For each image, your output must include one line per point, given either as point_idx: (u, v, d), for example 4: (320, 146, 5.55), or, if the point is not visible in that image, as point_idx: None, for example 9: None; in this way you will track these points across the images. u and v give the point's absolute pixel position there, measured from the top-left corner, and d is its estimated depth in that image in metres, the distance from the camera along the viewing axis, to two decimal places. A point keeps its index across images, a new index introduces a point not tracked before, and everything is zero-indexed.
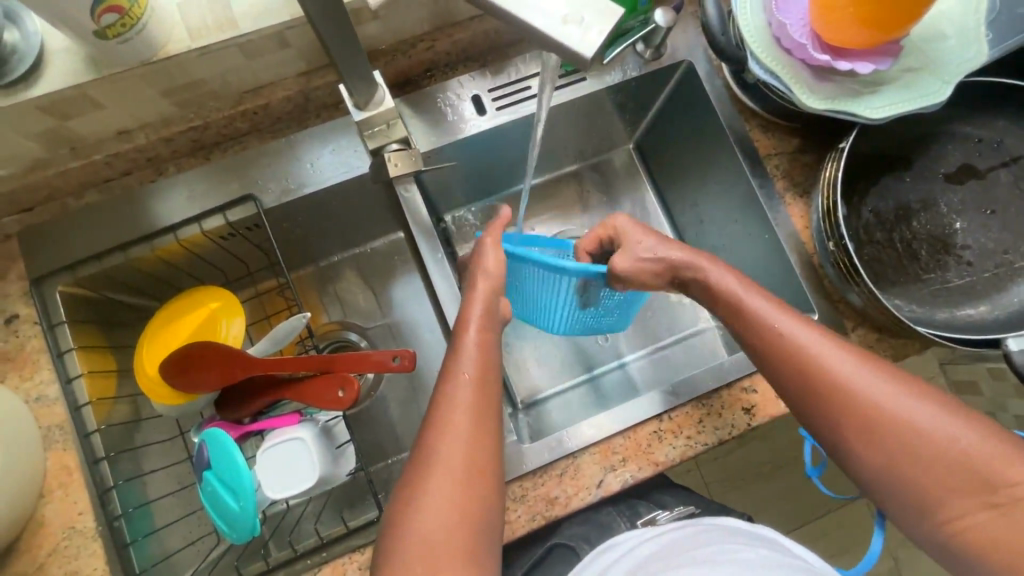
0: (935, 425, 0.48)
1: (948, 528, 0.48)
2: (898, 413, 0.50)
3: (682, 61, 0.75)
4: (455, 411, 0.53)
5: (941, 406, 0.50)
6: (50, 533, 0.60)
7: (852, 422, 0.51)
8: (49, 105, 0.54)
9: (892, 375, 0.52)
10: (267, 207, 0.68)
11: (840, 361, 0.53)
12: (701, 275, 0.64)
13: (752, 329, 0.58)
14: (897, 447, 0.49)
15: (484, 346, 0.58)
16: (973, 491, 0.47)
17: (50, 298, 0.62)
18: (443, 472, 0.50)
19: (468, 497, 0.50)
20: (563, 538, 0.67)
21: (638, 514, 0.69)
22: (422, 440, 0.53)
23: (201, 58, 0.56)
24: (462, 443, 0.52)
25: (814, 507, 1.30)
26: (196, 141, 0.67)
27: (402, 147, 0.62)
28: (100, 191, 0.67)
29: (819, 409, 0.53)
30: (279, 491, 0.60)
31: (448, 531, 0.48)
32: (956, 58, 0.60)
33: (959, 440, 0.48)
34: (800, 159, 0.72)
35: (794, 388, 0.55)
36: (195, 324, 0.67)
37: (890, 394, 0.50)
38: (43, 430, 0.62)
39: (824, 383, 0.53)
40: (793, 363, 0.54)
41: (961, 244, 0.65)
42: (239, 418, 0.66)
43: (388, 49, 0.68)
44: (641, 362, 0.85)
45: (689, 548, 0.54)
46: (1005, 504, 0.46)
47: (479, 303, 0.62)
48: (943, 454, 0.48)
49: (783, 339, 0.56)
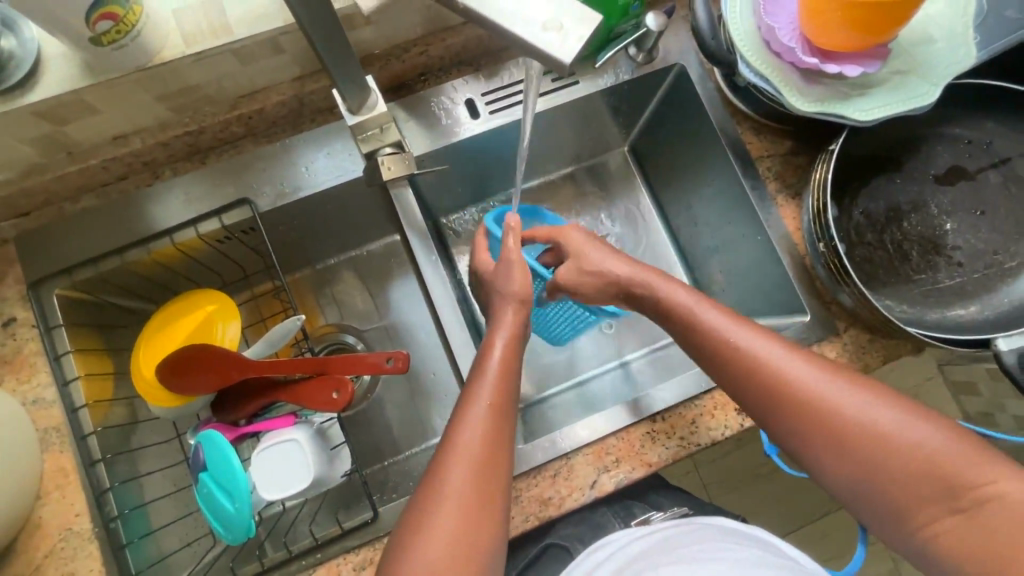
0: (894, 434, 0.49)
1: (919, 534, 0.48)
2: (858, 424, 0.50)
3: (674, 65, 0.75)
4: (471, 437, 0.54)
5: (900, 413, 0.50)
6: (47, 535, 0.61)
7: (814, 436, 0.51)
8: (46, 111, 0.55)
9: (848, 385, 0.52)
10: (262, 211, 0.68)
11: (798, 375, 0.53)
12: (654, 290, 0.64)
13: (708, 345, 0.58)
14: (859, 458, 0.50)
15: (504, 372, 0.59)
16: (938, 497, 0.47)
17: (48, 301, 0.63)
18: (451, 502, 0.51)
19: (473, 521, 0.50)
20: (557, 538, 0.69)
21: (632, 515, 0.70)
22: (434, 464, 0.53)
23: (196, 64, 0.57)
24: (473, 468, 0.52)
25: (812, 508, 1.30)
26: (192, 146, 0.68)
27: (395, 151, 0.63)
28: (97, 195, 0.68)
29: (783, 424, 0.53)
30: (274, 493, 0.61)
31: (451, 554, 0.49)
32: (944, 60, 0.60)
33: (919, 447, 0.48)
34: (792, 161, 0.73)
35: (756, 404, 0.55)
36: (190, 327, 0.67)
37: (849, 405, 0.51)
38: (40, 432, 0.62)
39: (784, 397, 0.53)
40: (752, 379, 0.55)
41: (951, 245, 0.65)
42: (235, 420, 0.67)
43: (382, 54, 0.68)
44: (635, 363, 0.86)
45: (679, 547, 0.54)
46: (970, 508, 0.46)
47: (505, 333, 0.63)
48: (906, 462, 0.48)
49: (740, 356, 0.56)
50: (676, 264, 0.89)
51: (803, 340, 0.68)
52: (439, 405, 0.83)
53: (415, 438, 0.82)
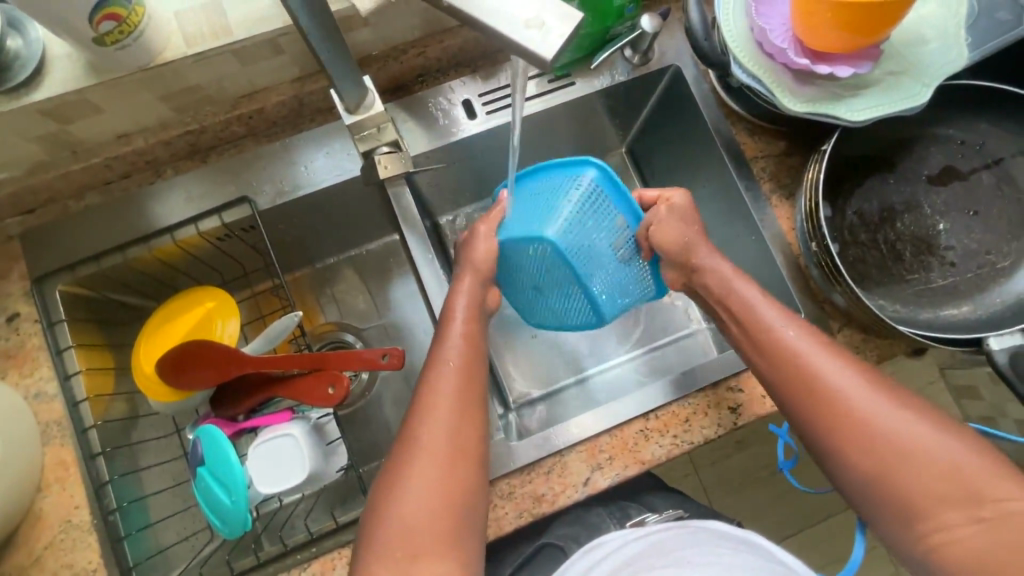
0: (920, 439, 0.49)
1: (933, 544, 0.48)
2: (893, 428, 0.50)
3: (670, 66, 0.76)
4: (440, 399, 0.55)
5: (928, 420, 0.50)
6: (48, 527, 0.61)
7: (842, 432, 0.52)
8: (51, 110, 0.56)
9: (881, 388, 0.52)
10: (262, 209, 0.69)
11: (834, 371, 0.53)
12: (700, 282, 0.64)
13: (754, 337, 0.58)
14: (889, 462, 0.50)
15: (469, 336, 0.60)
16: (961, 508, 0.48)
17: (50, 297, 0.64)
18: (423, 458, 0.52)
19: (451, 482, 0.51)
20: (552, 538, 0.66)
21: (628, 516, 0.68)
22: (406, 428, 0.54)
23: (197, 64, 0.58)
24: (445, 429, 0.53)
25: (812, 512, 1.29)
26: (193, 145, 0.69)
27: (392, 150, 0.64)
28: (100, 193, 0.69)
29: (816, 422, 0.53)
30: (270, 487, 0.62)
31: (429, 512, 0.50)
32: (936, 61, 0.61)
33: (950, 456, 0.49)
34: (786, 162, 0.73)
35: (788, 395, 0.55)
36: (190, 323, 0.68)
37: (890, 408, 0.51)
38: (42, 425, 0.63)
39: (826, 394, 0.53)
40: (789, 371, 0.55)
41: (944, 246, 0.65)
42: (234, 415, 0.68)
43: (380, 55, 0.69)
44: (633, 361, 0.86)
45: (674, 551, 0.55)
46: (992, 521, 0.47)
47: (470, 294, 0.63)
48: (928, 467, 0.49)
49: (779, 347, 0.56)
50: None
51: None
52: None
53: None
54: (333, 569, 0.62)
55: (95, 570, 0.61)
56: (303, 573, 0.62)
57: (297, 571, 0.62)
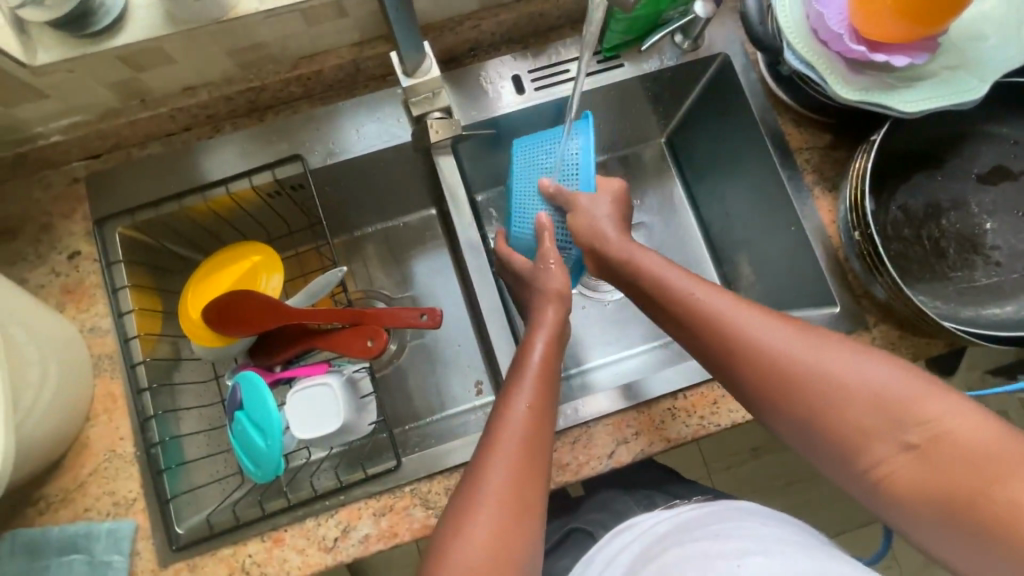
0: (846, 371, 0.48)
1: (874, 476, 0.47)
2: (804, 364, 0.50)
3: (718, 54, 0.76)
4: (506, 445, 0.54)
5: (853, 350, 0.49)
6: (93, 454, 0.64)
7: (762, 381, 0.51)
8: (128, 55, 0.59)
9: (797, 328, 0.52)
10: (312, 167, 0.72)
11: (747, 319, 0.53)
12: (614, 254, 0.65)
13: (661, 294, 0.60)
14: (806, 398, 0.49)
15: (543, 376, 0.60)
16: (890, 435, 0.46)
17: (110, 238, 0.67)
18: (489, 505, 0.50)
19: (512, 531, 0.50)
20: (580, 523, 0.72)
21: (654, 504, 0.72)
22: (475, 464, 0.54)
23: (266, 21, 0.61)
24: (508, 474, 0.52)
25: (828, 525, 1.28)
26: (252, 103, 0.71)
27: (444, 116, 0.66)
28: (162, 143, 0.72)
29: (734, 369, 0.53)
30: (304, 432, 0.64)
31: (486, 560, 0.48)
32: (996, 57, 0.60)
33: (866, 382, 0.48)
34: (830, 154, 0.73)
35: (707, 351, 0.55)
36: (237, 274, 0.71)
37: (799, 346, 0.50)
38: (93, 358, 0.67)
39: (732, 339, 0.53)
40: (703, 326, 0.55)
41: (990, 245, 0.65)
42: (271, 365, 0.71)
43: (437, 25, 0.71)
44: (603, 368, 0.86)
45: (703, 526, 0.55)
46: (923, 448, 0.45)
47: (545, 335, 0.63)
48: (854, 396, 0.48)
49: (692, 305, 0.56)
50: (706, 256, 0.90)
51: (830, 331, 0.68)
52: (463, 374, 0.85)
53: (437, 405, 0.84)
54: (360, 518, 0.64)
55: (135, 499, 0.63)
56: (332, 519, 0.64)
57: (324, 518, 0.64)
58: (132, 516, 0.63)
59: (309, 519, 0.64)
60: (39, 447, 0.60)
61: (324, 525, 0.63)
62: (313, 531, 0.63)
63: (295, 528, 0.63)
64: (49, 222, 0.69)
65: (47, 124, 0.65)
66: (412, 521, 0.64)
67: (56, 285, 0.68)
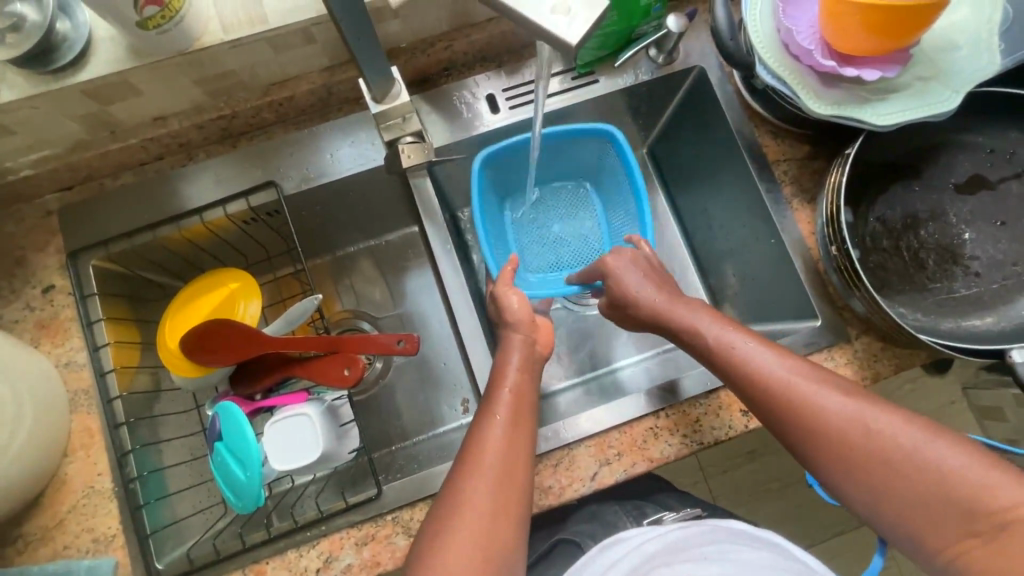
0: (924, 459, 0.48)
1: (939, 555, 0.48)
2: (877, 445, 0.50)
3: (694, 67, 0.76)
4: (487, 459, 0.54)
5: (928, 434, 0.49)
6: (71, 491, 0.64)
7: (835, 460, 0.51)
8: (93, 90, 0.59)
9: (874, 406, 0.51)
10: (287, 194, 0.71)
11: (821, 396, 0.53)
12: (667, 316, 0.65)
13: (728, 360, 0.59)
14: (878, 479, 0.49)
15: (517, 394, 0.60)
16: (960, 520, 0.46)
17: (84, 270, 0.66)
18: (470, 516, 0.51)
19: (493, 542, 0.50)
20: (568, 534, 0.70)
21: (644, 514, 0.69)
22: (455, 475, 0.54)
23: (232, 51, 0.60)
24: (490, 488, 0.52)
25: (825, 527, 1.27)
26: (225, 130, 0.71)
27: (416, 140, 0.65)
28: (135, 173, 0.72)
29: (802, 441, 0.53)
30: (284, 463, 0.63)
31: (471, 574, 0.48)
32: (968, 67, 0.59)
33: (941, 469, 0.47)
34: (808, 166, 0.73)
35: (780, 426, 0.55)
36: (214, 303, 0.70)
37: (876, 427, 0.50)
38: (70, 393, 0.66)
39: (808, 417, 0.53)
40: (776, 400, 0.55)
41: (970, 255, 0.64)
42: (251, 394, 0.70)
43: (408, 47, 0.71)
44: (595, 381, 0.84)
45: (695, 547, 0.55)
46: (994, 533, 0.45)
47: (519, 355, 0.64)
48: (929, 483, 0.47)
49: (763, 377, 0.56)
50: (690, 267, 0.89)
51: (813, 345, 0.68)
52: (448, 394, 0.85)
53: (424, 425, 0.84)
54: (342, 548, 0.63)
55: (114, 535, 0.63)
56: (314, 551, 0.63)
57: (306, 549, 0.63)
58: (111, 553, 0.62)
59: (291, 550, 0.63)
60: (14, 489, 0.59)
61: (306, 556, 0.63)
62: (296, 562, 0.63)
63: (277, 560, 0.63)
64: (23, 256, 0.69)
65: (17, 158, 0.65)
66: (394, 549, 0.63)
67: (31, 320, 0.67)
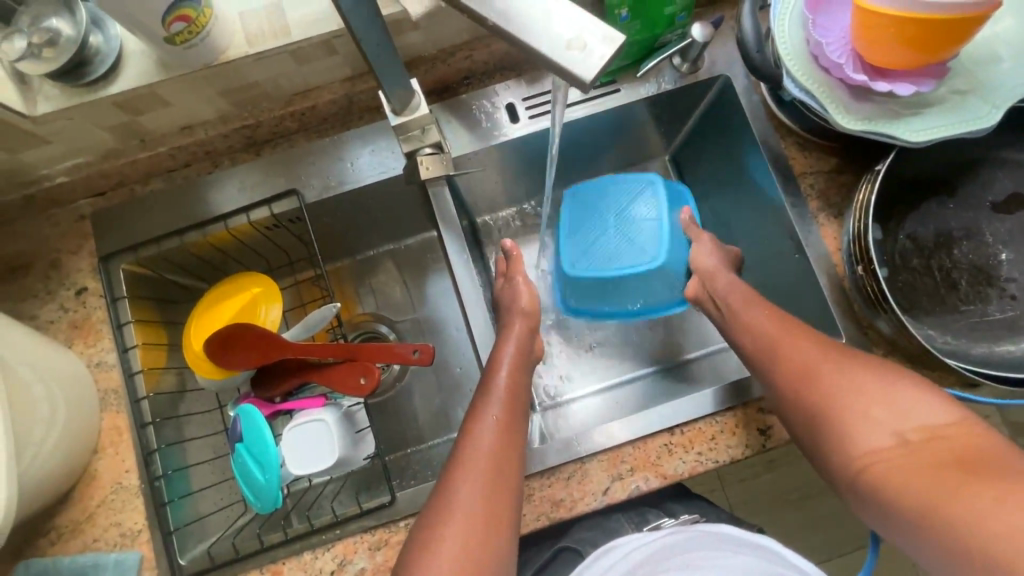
0: (909, 419, 0.52)
1: (862, 465, 0.53)
2: (872, 407, 0.54)
3: (719, 75, 0.74)
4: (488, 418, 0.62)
5: (913, 399, 0.53)
6: (101, 486, 0.67)
7: (835, 423, 0.56)
8: (124, 101, 0.61)
9: (871, 376, 0.56)
10: (308, 202, 0.72)
11: (827, 368, 0.58)
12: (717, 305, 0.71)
13: (757, 341, 0.64)
14: (822, 393, 0.57)
15: (517, 365, 0.67)
16: (894, 435, 0.52)
17: (114, 275, 0.69)
18: (474, 463, 0.58)
19: (491, 486, 0.57)
20: (570, 542, 0.70)
21: (646, 521, 0.69)
22: (463, 433, 0.62)
23: (257, 63, 0.61)
24: (490, 438, 0.60)
25: (843, 541, 1.24)
26: (249, 138, 0.72)
27: (434, 151, 0.66)
28: (163, 180, 0.74)
29: (771, 369, 0.62)
30: (302, 468, 0.65)
31: (473, 510, 0.55)
32: (1010, 81, 0.57)
33: (922, 422, 0.52)
34: (837, 179, 0.70)
35: (791, 399, 0.59)
36: (237, 307, 0.72)
37: (872, 392, 0.55)
38: (100, 392, 0.69)
39: (815, 385, 0.58)
40: (789, 372, 0.60)
41: (1006, 277, 0.62)
42: (271, 397, 0.71)
43: (429, 57, 0.71)
44: (608, 394, 0.83)
45: (681, 555, 0.58)
46: (917, 444, 0.51)
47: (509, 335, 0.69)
48: (913, 438, 0.51)
49: (780, 352, 0.61)
50: None
51: None
52: (464, 400, 0.85)
53: (439, 429, 0.84)
54: (355, 552, 0.65)
55: (140, 531, 0.65)
56: (328, 553, 0.65)
57: (321, 551, 0.65)
58: (137, 547, 0.65)
59: (306, 552, 0.65)
60: (48, 484, 0.62)
61: (321, 558, 0.64)
62: (311, 564, 0.64)
63: (293, 561, 0.65)
64: (57, 259, 0.71)
65: (53, 166, 0.68)
66: None
67: (64, 320, 0.70)
